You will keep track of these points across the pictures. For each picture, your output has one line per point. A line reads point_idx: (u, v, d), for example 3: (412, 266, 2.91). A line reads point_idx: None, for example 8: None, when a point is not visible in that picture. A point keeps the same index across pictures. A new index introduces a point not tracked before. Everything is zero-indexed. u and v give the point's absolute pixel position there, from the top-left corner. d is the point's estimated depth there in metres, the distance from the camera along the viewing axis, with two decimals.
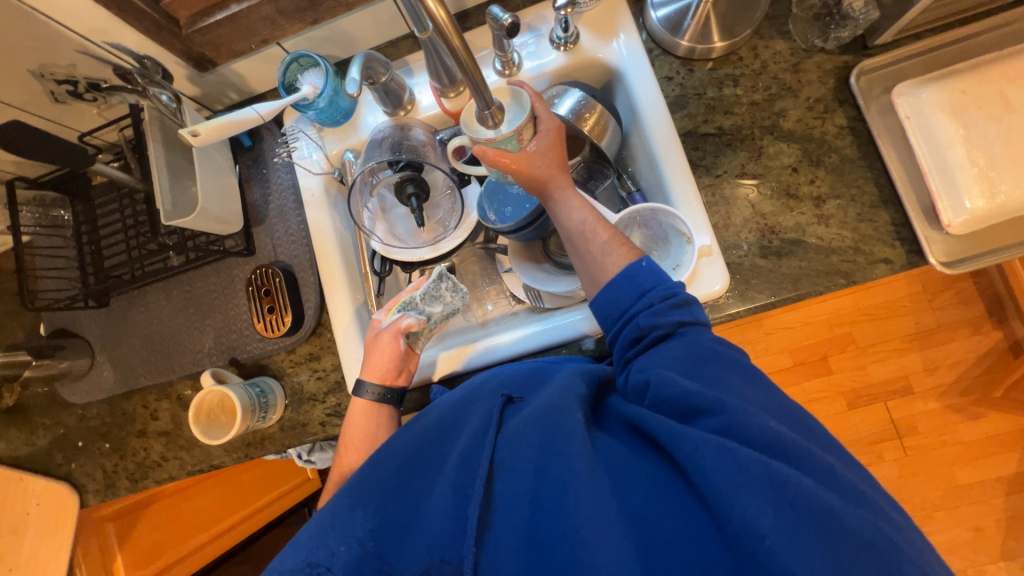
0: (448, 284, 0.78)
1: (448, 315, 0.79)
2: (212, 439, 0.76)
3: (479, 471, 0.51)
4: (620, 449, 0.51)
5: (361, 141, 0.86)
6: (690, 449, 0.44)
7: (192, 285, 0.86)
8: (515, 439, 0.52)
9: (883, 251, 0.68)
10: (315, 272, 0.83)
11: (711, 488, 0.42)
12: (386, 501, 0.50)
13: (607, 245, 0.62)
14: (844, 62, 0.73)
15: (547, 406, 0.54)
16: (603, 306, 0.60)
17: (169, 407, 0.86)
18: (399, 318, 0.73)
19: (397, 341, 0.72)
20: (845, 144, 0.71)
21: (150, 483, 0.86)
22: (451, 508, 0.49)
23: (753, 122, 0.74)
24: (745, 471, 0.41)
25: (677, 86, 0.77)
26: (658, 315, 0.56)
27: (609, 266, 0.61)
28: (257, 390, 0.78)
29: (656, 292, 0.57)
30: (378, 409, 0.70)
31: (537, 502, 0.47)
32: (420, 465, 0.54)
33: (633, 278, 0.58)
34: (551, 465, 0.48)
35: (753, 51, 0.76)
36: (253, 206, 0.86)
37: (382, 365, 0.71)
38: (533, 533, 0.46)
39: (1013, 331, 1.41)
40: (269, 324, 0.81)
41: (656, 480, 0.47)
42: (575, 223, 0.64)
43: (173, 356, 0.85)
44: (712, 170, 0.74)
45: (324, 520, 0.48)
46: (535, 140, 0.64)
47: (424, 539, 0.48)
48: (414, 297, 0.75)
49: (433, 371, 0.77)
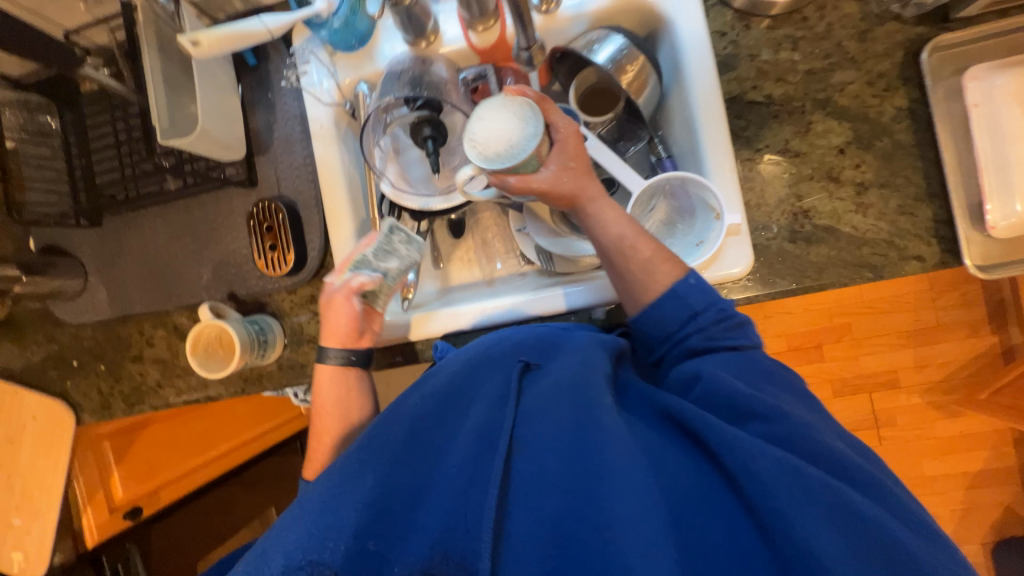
0: (400, 236, 0.72)
1: (407, 269, 0.73)
2: (211, 372, 0.74)
3: (497, 445, 0.48)
4: (646, 433, 0.49)
5: (377, 72, 0.78)
6: (746, 457, 0.42)
7: (189, 213, 0.82)
8: (541, 415, 0.49)
9: (917, 247, 0.66)
10: (319, 210, 0.79)
11: (767, 500, 0.40)
12: (392, 471, 0.48)
13: (651, 262, 0.59)
14: (918, 34, 0.66)
15: (573, 380, 0.51)
16: (648, 325, 0.59)
17: (164, 335, 0.85)
18: (352, 279, 0.70)
19: (352, 303, 0.71)
20: (900, 128, 0.66)
21: (145, 408, 0.86)
22: (463, 484, 0.47)
23: (806, 93, 0.68)
24: (789, 470, 0.42)
25: (729, 44, 0.70)
26: (711, 339, 0.56)
27: (654, 284, 0.58)
28: (256, 328, 0.76)
29: (707, 316, 0.56)
30: (346, 372, 0.72)
31: (563, 482, 0.44)
32: (431, 433, 0.51)
33: (682, 300, 0.57)
34: (582, 451, 0.45)
35: (819, 12, 0.68)
36: (256, 133, 0.80)
37: (340, 331, 0.71)
38: (557, 520, 0.43)
39: (1008, 337, 1.43)
40: (270, 262, 0.78)
41: (696, 478, 0.45)
42: (613, 237, 0.60)
43: (169, 285, 0.82)
44: (753, 143, 0.69)
45: (327, 491, 0.47)
46: (554, 156, 0.62)
47: (440, 511, 0.46)
48: (366, 255, 0.70)
49: (406, 330, 0.76)
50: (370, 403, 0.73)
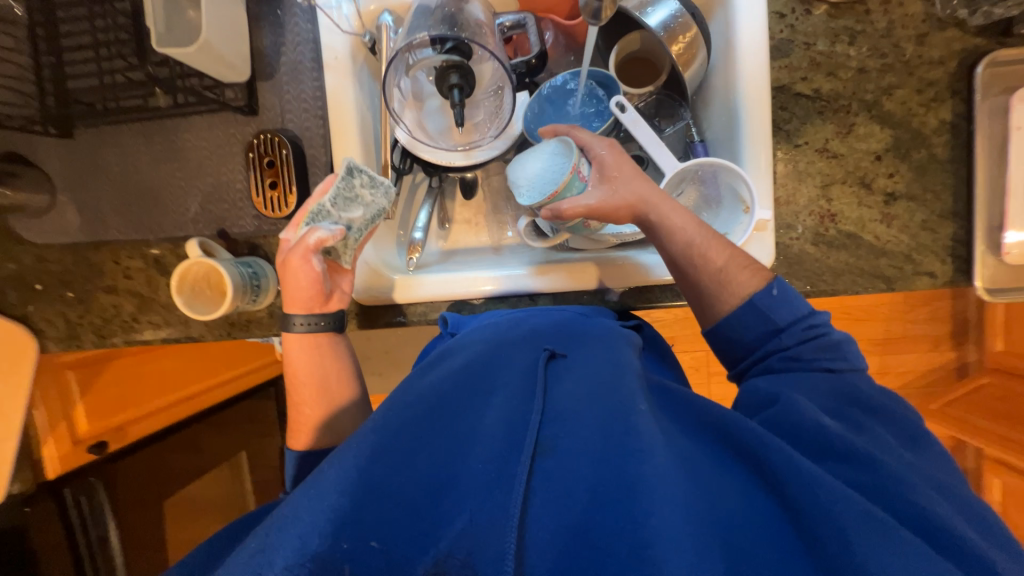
0: (362, 180, 0.65)
1: (374, 218, 0.67)
2: (196, 313, 0.68)
3: (525, 445, 0.46)
4: (684, 440, 0.46)
5: (403, 4, 0.72)
6: (808, 484, 0.40)
7: (178, 136, 0.74)
8: (571, 417, 0.48)
9: (932, 264, 0.66)
10: (327, 151, 0.73)
11: (829, 530, 0.38)
12: (417, 456, 0.46)
13: (725, 272, 0.58)
14: (975, 45, 0.64)
15: (604, 386, 0.50)
16: (722, 340, 0.58)
17: (143, 268, 0.78)
18: (308, 234, 0.62)
19: (311, 262, 0.63)
20: (939, 141, 0.65)
21: (118, 343, 0.80)
22: (490, 477, 0.44)
23: (854, 92, 0.66)
24: (860, 506, 0.39)
25: (787, 27, 0.67)
26: (794, 358, 0.53)
27: (726, 297, 0.57)
28: (250, 272, 0.71)
29: (790, 334, 0.54)
30: (316, 339, 0.65)
31: (597, 488, 0.43)
32: (453, 424, 0.50)
33: (764, 315, 0.55)
34: (616, 460, 0.44)
35: (883, 7, 0.65)
36: (260, 54, 0.72)
37: (302, 294, 0.64)
38: (586, 527, 0.41)
39: (965, 354, 1.52)
40: (269, 202, 0.72)
41: (744, 498, 0.42)
42: (681, 245, 0.59)
43: (152, 214, 0.75)
44: (793, 138, 0.67)
45: (350, 460, 0.45)
46: (595, 174, 0.64)
47: (464, 507, 0.43)
48: (324, 204, 0.63)
49: (391, 292, 0.75)
50: (350, 369, 0.67)
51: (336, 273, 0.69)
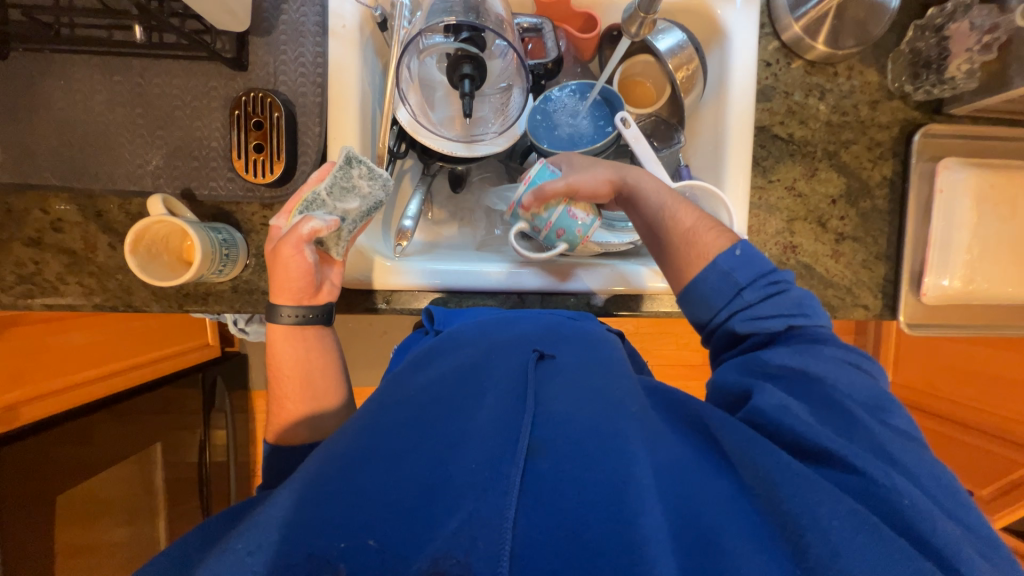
0: (360, 171, 0.62)
1: (370, 211, 0.63)
2: (149, 276, 0.60)
3: (519, 442, 0.43)
4: (676, 451, 0.46)
5: None
6: (796, 490, 0.41)
7: (146, 78, 0.66)
8: (562, 420, 0.46)
9: (867, 298, 0.77)
10: (321, 121, 0.68)
11: (814, 532, 0.38)
12: (409, 457, 0.42)
13: (693, 231, 0.62)
14: (914, 117, 0.75)
15: (601, 390, 0.50)
16: (693, 305, 0.61)
17: (80, 221, 0.68)
18: (301, 223, 0.58)
19: (304, 253, 0.59)
20: (880, 194, 0.76)
21: (33, 305, 0.69)
22: (483, 474, 0.40)
23: (820, 141, 0.75)
24: (848, 509, 0.39)
25: (771, 75, 0.74)
26: (755, 317, 0.57)
27: (696, 257, 0.61)
28: (220, 238, 0.64)
29: (752, 291, 0.58)
30: (303, 331, 0.62)
31: (587, 491, 0.40)
32: (440, 425, 0.45)
33: (726, 275, 0.59)
34: (611, 462, 0.42)
35: (848, 72, 0.75)
36: (258, 7, 0.66)
37: (292, 285, 0.60)
38: (582, 535, 0.38)
39: None
40: (251, 165, 0.66)
41: (731, 503, 0.42)
42: (654, 209, 0.64)
43: (100, 162, 0.66)
44: (768, 174, 0.75)
45: (345, 461, 0.42)
46: (569, 163, 0.70)
47: (458, 509, 0.39)
48: (319, 192, 0.61)
49: (370, 276, 0.71)
50: (336, 366, 0.64)
51: (325, 264, 0.65)
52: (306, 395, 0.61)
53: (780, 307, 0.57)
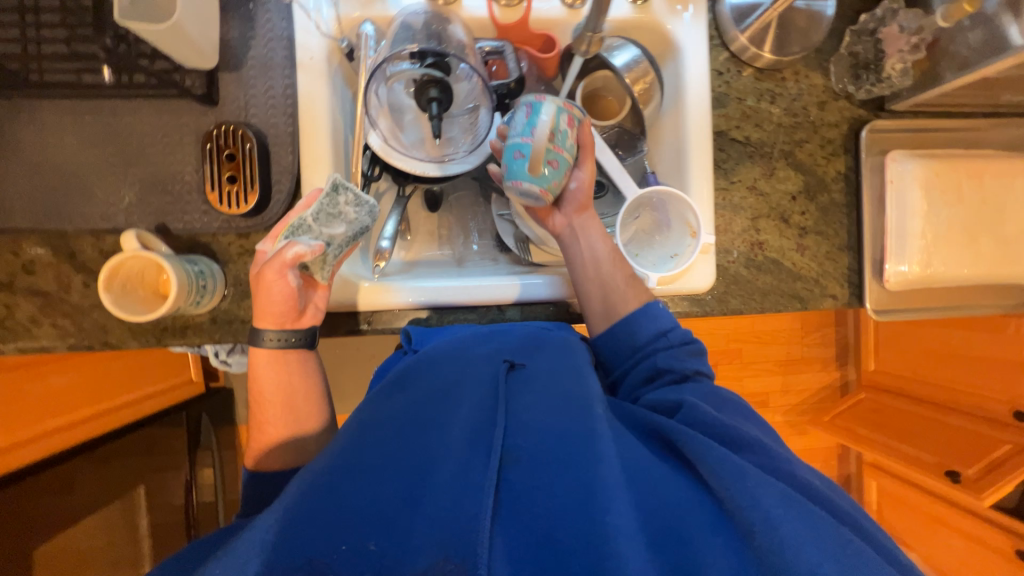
0: (347, 197, 0.62)
1: (355, 235, 0.64)
2: (124, 312, 0.60)
3: (493, 450, 0.43)
4: (638, 450, 0.46)
5: (386, 16, 0.73)
6: (738, 475, 0.41)
7: (117, 118, 0.67)
8: (528, 426, 0.46)
9: (834, 288, 0.80)
10: (294, 150, 0.69)
11: (758, 511, 0.38)
12: (387, 472, 0.43)
13: (630, 280, 0.67)
14: (860, 115, 0.80)
15: (564, 392, 0.50)
16: (616, 341, 0.65)
17: (53, 262, 0.68)
18: (285, 248, 0.58)
19: (288, 278, 0.59)
20: (836, 188, 0.80)
21: (6, 350, 0.67)
22: (461, 488, 0.41)
23: (775, 142, 0.79)
24: (783, 497, 0.40)
25: (723, 83, 0.79)
26: (675, 356, 0.61)
27: (630, 299, 0.66)
28: (196, 270, 0.65)
29: (675, 334, 0.63)
30: (285, 355, 0.62)
31: (558, 492, 0.41)
32: (414, 441, 0.46)
33: (655, 318, 0.64)
34: (575, 462, 0.42)
35: (795, 76, 0.79)
36: (227, 45, 0.68)
37: (274, 309, 0.60)
38: (552, 536, 0.38)
39: (846, 374, 1.83)
40: (225, 197, 0.67)
41: (687, 493, 0.42)
42: (601, 249, 0.68)
43: (72, 202, 0.66)
44: (729, 175, 0.78)
45: (320, 484, 0.41)
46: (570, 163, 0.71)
47: (432, 523, 0.39)
48: (305, 217, 0.61)
49: (349, 299, 0.72)
50: (318, 390, 0.64)
51: (309, 287, 0.65)
52: (289, 421, 0.61)
53: (692, 355, 0.62)
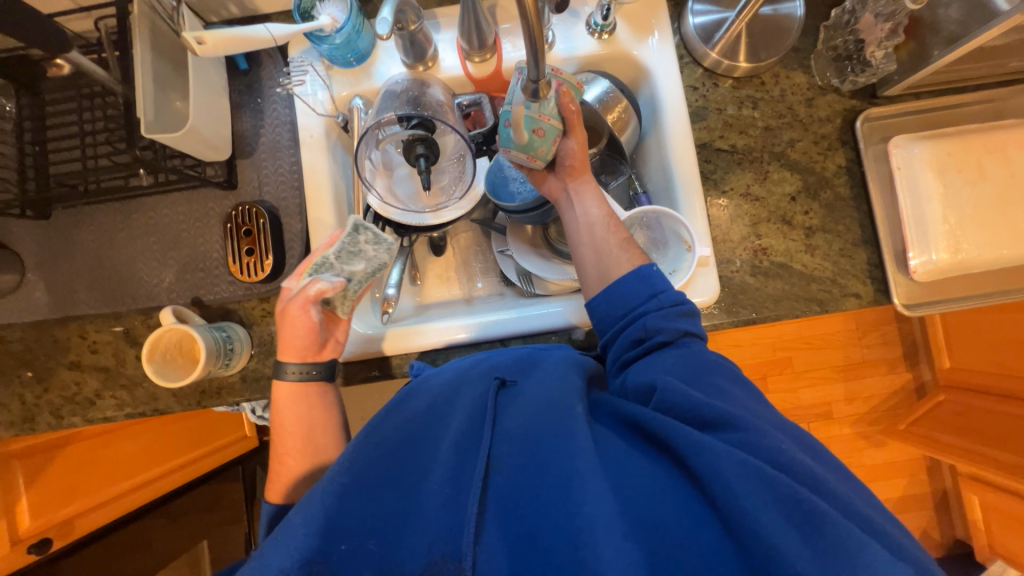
0: (366, 236, 0.69)
1: (373, 271, 0.71)
2: (167, 381, 0.68)
3: (478, 461, 0.47)
4: (618, 445, 0.49)
5: (373, 89, 0.81)
6: (712, 459, 0.44)
7: (157, 212, 0.77)
8: (512, 435, 0.49)
9: (855, 286, 0.75)
10: (303, 220, 0.77)
11: (732, 499, 0.41)
12: (381, 491, 0.46)
13: (624, 244, 0.66)
14: (852, 106, 0.77)
15: (547, 398, 0.52)
16: (610, 302, 0.62)
17: (111, 340, 0.78)
18: (308, 285, 0.65)
19: (309, 313, 0.65)
20: (840, 182, 0.76)
21: (77, 422, 0.77)
22: (453, 499, 0.45)
23: (763, 146, 0.78)
24: (753, 472, 0.43)
25: (700, 97, 0.79)
26: (666, 318, 0.59)
27: (624, 262, 0.65)
28: (223, 336, 0.72)
29: (667, 295, 0.61)
30: (306, 389, 0.67)
31: (540, 495, 0.45)
32: (409, 452, 0.49)
33: (647, 279, 0.62)
34: (556, 464, 0.46)
35: (775, 79, 0.78)
36: (242, 137, 0.79)
37: (296, 344, 0.65)
38: (537, 532, 0.43)
39: (920, 374, 1.65)
40: (245, 267, 0.75)
41: (664, 480, 0.46)
42: (593, 215, 0.68)
43: (125, 286, 0.76)
44: (720, 185, 0.77)
45: (314, 509, 0.44)
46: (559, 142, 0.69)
47: (427, 531, 0.44)
48: (327, 256, 0.67)
49: (360, 349, 0.76)
50: (336, 422, 0.68)
51: (331, 323, 0.71)
52: (306, 470, 0.64)
53: (684, 320, 0.60)
